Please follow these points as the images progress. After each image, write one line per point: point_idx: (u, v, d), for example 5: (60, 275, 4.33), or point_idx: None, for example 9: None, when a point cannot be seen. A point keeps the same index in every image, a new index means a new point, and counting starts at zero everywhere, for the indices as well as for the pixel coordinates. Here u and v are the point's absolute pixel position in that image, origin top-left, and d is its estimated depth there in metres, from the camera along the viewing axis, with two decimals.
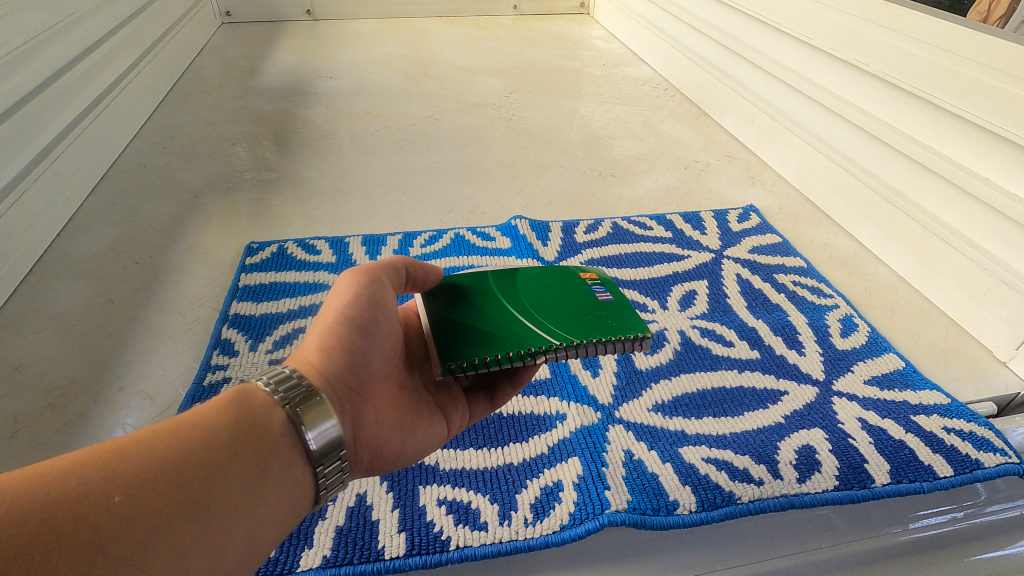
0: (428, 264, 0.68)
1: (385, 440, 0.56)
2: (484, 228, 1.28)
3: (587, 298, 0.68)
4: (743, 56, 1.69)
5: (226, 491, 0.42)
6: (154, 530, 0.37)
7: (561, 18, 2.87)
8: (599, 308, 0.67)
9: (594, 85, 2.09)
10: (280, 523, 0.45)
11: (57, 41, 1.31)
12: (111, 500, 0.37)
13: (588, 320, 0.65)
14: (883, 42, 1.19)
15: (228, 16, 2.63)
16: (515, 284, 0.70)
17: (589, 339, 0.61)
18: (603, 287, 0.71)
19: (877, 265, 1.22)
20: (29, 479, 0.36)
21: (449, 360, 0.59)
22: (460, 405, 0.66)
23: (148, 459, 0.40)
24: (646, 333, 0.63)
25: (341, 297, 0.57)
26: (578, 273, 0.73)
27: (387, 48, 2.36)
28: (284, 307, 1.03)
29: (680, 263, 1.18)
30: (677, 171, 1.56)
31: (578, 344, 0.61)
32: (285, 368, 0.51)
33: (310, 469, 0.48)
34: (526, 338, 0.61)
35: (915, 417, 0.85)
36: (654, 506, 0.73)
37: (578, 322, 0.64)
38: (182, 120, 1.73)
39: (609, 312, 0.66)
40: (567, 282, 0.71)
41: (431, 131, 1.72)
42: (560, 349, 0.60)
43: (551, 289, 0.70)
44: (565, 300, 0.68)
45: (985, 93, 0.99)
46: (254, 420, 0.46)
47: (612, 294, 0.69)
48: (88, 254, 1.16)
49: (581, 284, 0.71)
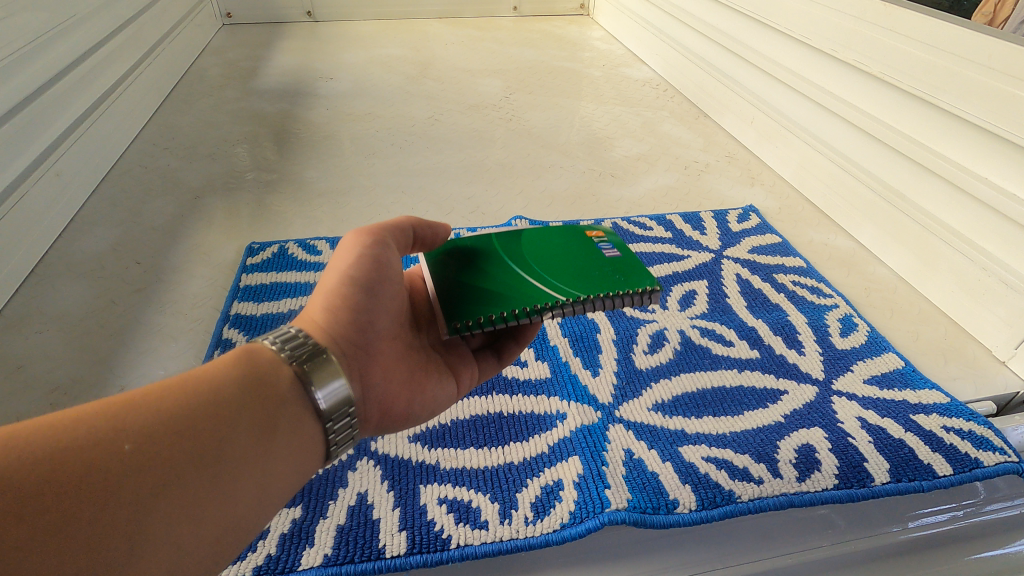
0: (436, 223, 0.69)
1: (394, 398, 0.57)
2: (484, 228, 1.29)
3: (594, 257, 0.68)
4: (742, 56, 1.69)
5: (239, 452, 0.43)
6: (164, 478, 0.39)
7: (561, 19, 2.88)
8: (606, 264, 0.67)
9: (594, 86, 2.09)
10: (294, 472, 0.47)
11: (60, 42, 1.31)
12: (121, 448, 0.38)
13: (595, 276, 0.65)
14: (882, 43, 1.20)
15: (229, 17, 2.64)
16: (522, 244, 0.70)
17: (595, 294, 0.62)
18: (610, 245, 0.71)
19: (877, 265, 1.23)
20: (38, 431, 0.37)
21: (452, 317, 0.60)
22: (469, 364, 0.67)
23: (155, 410, 0.41)
24: (656, 286, 0.63)
25: (347, 256, 0.57)
26: (585, 232, 0.73)
27: (387, 49, 2.37)
28: (285, 307, 1.03)
29: (680, 263, 1.18)
30: (677, 172, 1.56)
31: (584, 299, 0.61)
32: (291, 328, 0.52)
33: (319, 424, 0.49)
34: (534, 296, 0.62)
35: (914, 416, 0.86)
36: (654, 505, 0.73)
37: (585, 278, 0.65)
38: (183, 121, 1.73)
39: (615, 269, 0.67)
40: (574, 240, 0.71)
41: (431, 132, 1.72)
42: (568, 305, 0.61)
43: (559, 249, 0.70)
44: (573, 259, 0.68)
45: (984, 93, 0.99)
46: (260, 375, 0.47)
47: (620, 253, 0.69)
48: (90, 255, 1.16)
49: (588, 243, 0.71)
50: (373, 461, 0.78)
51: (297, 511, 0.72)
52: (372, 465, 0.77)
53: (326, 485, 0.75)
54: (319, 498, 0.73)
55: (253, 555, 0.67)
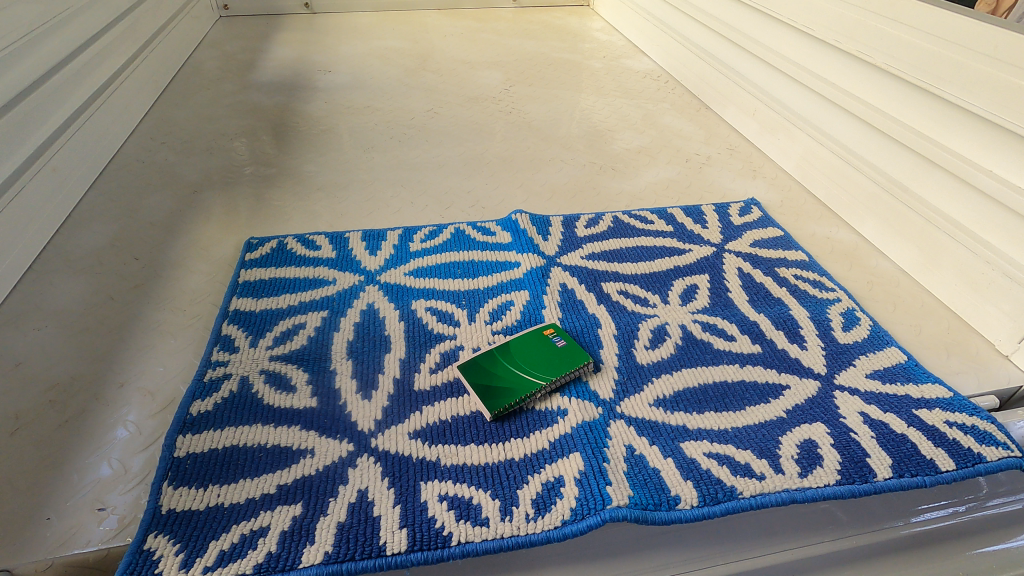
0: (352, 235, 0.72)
1: None
2: (484, 223, 1.28)
3: (552, 347, 0.93)
4: (744, 47, 1.67)
5: None
6: None
7: (561, 10, 2.86)
8: (560, 350, 0.92)
9: (594, 77, 2.08)
10: None
11: (55, 36, 1.30)
12: None
13: (557, 363, 0.90)
14: (885, 33, 1.18)
15: (226, 9, 2.61)
16: (499, 384, 0.87)
17: (561, 375, 0.88)
18: (559, 337, 0.95)
19: (879, 258, 1.21)
20: None
21: (472, 458, 0.78)
22: None
23: None
24: (591, 359, 0.91)
25: None
26: (535, 347, 0.93)
27: (386, 41, 2.35)
28: (284, 303, 1.03)
29: (681, 257, 1.17)
30: (679, 165, 1.54)
31: (556, 380, 0.87)
32: None
33: None
34: (523, 387, 0.86)
35: (917, 410, 0.85)
36: (656, 501, 0.73)
37: (550, 369, 0.89)
38: (181, 114, 1.72)
39: (570, 350, 0.92)
40: (531, 342, 0.94)
41: (430, 126, 1.70)
42: (548, 387, 0.87)
43: (523, 371, 0.89)
44: (538, 367, 0.89)
45: (989, 85, 0.98)
46: None
47: (566, 339, 0.94)
48: (87, 251, 1.16)
49: (544, 344, 0.93)
50: (373, 457, 0.77)
51: (297, 508, 0.71)
52: (372, 462, 0.77)
53: (326, 481, 0.74)
54: (319, 495, 0.73)
55: (252, 553, 0.66)
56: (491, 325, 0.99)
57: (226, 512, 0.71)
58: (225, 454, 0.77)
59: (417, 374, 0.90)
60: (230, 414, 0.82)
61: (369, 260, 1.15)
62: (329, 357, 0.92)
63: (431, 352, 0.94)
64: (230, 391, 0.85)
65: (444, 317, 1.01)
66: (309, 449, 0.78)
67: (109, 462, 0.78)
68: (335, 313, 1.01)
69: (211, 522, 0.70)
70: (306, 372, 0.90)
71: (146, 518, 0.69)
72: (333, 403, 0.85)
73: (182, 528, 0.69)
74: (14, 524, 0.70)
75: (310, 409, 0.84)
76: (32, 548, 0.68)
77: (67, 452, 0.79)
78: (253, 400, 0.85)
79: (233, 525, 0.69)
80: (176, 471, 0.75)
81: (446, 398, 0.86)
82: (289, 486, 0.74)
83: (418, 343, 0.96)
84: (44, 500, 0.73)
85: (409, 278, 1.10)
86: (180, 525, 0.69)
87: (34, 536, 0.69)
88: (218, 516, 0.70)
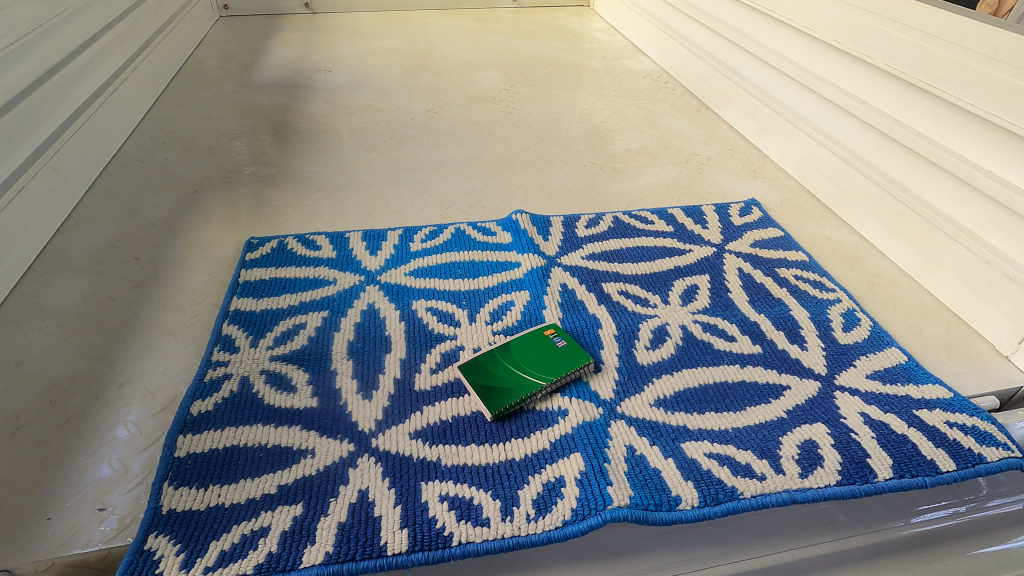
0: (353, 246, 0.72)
1: None
2: (484, 223, 1.27)
3: (552, 347, 0.93)
4: (744, 48, 1.67)
5: None
6: None
7: (561, 10, 2.86)
8: (560, 352, 0.92)
9: (594, 78, 2.08)
10: None
11: (55, 36, 1.30)
12: None
13: (557, 363, 0.90)
14: (884, 33, 1.19)
15: (226, 9, 2.61)
16: (500, 384, 0.87)
17: (561, 376, 0.88)
18: (559, 338, 0.94)
19: (879, 258, 1.21)
20: None
21: (473, 458, 0.78)
22: None
23: None
24: (591, 359, 0.91)
25: None
26: (535, 347, 0.93)
27: (387, 40, 2.35)
28: (284, 303, 1.03)
29: (681, 257, 1.17)
30: (679, 165, 1.55)
31: (556, 380, 0.87)
32: None
33: None
34: (523, 387, 0.86)
35: (918, 411, 0.85)
36: (656, 502, 0.73)
37: (550, 369, 0.89)
38: (181, 114, 1.71)
39: (570, 351, 0.92)
40: (532, 343, 0.94)
41: (430, 125, 1.71)
42: (548, 387, 0.87)
43: (524, 372, 0.89)
44: (540, 368, 0.89)
45: (989, 85, 0.98)
46: None
47: (566, 340, 0.94)
48: (86, 251, 1.15)
49: (544, 344, 0.93)
50: (373, 458, 0.77)
51: (298, 508, 0.71)
52: (372, 462, 0.77)
53: (326, 481, 0.74)
54: (319, 495, 0.73)
55: (252, 553, 0.66)
56: (491, 325, 0.99)
57: (226, 512, 0.70)
58: (225, 454, 0.77)
59: (417, 375, 0.90)
60: (230, 414, 0.82)
61: (370, 260, 1.15)
62: (330, 357, 0.92)
63: (431, 352, 0.94)
64: (230, 391, 0.85)
65: (444, 317, 1.01)
66: (309, 449, 0.78)
67: (110, 462, 0.78)
68: (335, 313, 1.01)
69: (211, 522, 0.69)
70: (306, 372, 0.90)
71: (146, 518, 0.69)
72: (333, 403, 0.85)
73: (182, 528, 0.69)
74: (15, 523, 0.70)
75: (310, 409, 0.84)
76: (33, 548, 0.68)
77: (68, 451, 0.79)
78: (253, 400, 0.84)
79: (233, 525, 0.69)
80: (176, 471, 0.75)
81: (446, 399, 0.86)
82: (290, 487, 0.74)
83: (418, 343, 0.96)
84: (45, 500, 0.73)
85: (410, 278, 1.10)
86: (180, 525, 0.69)
87: (35, 536, 0.69)
88: (219, 516, 0.70)
